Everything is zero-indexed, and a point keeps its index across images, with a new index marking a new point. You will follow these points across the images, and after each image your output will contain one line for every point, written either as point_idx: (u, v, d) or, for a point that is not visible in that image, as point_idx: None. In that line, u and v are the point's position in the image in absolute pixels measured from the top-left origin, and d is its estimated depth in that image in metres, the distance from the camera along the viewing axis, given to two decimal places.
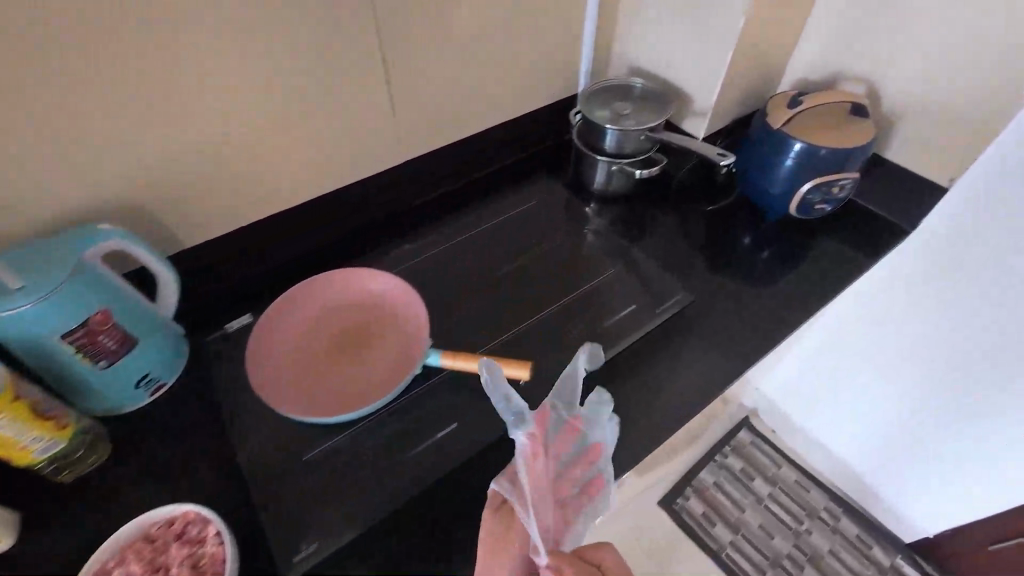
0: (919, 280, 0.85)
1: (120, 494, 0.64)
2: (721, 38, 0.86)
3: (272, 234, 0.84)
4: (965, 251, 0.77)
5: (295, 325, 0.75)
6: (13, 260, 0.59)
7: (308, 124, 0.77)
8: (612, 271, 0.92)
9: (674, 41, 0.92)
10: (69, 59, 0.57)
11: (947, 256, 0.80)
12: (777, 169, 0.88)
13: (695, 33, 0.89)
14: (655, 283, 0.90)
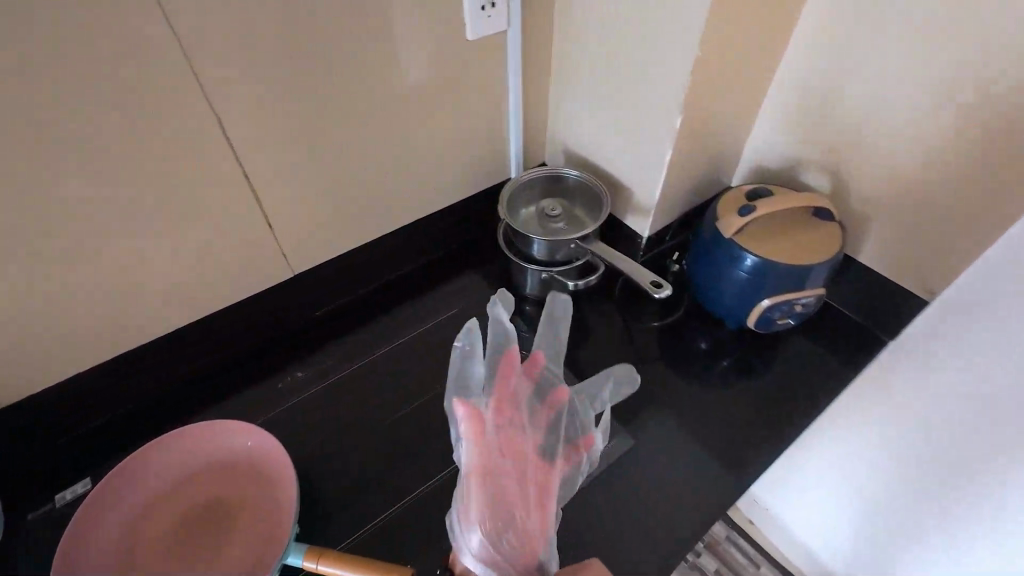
0: (934, 388, 0.64)
1: None
2: (685, 52, 0.63)
3: (126, 374, 0.69)
4: (962, 340, 0.59)
5: (142, 497, 0.61)
6: None
7: (148, 247, 0.62)
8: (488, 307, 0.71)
9: (628, 58, 0.70)
10: None
11: (971, 362, 0.58)
12: (729, 282, 0.76)
13: (655, 40, 0.66)
14: (490, 312, 0.69)
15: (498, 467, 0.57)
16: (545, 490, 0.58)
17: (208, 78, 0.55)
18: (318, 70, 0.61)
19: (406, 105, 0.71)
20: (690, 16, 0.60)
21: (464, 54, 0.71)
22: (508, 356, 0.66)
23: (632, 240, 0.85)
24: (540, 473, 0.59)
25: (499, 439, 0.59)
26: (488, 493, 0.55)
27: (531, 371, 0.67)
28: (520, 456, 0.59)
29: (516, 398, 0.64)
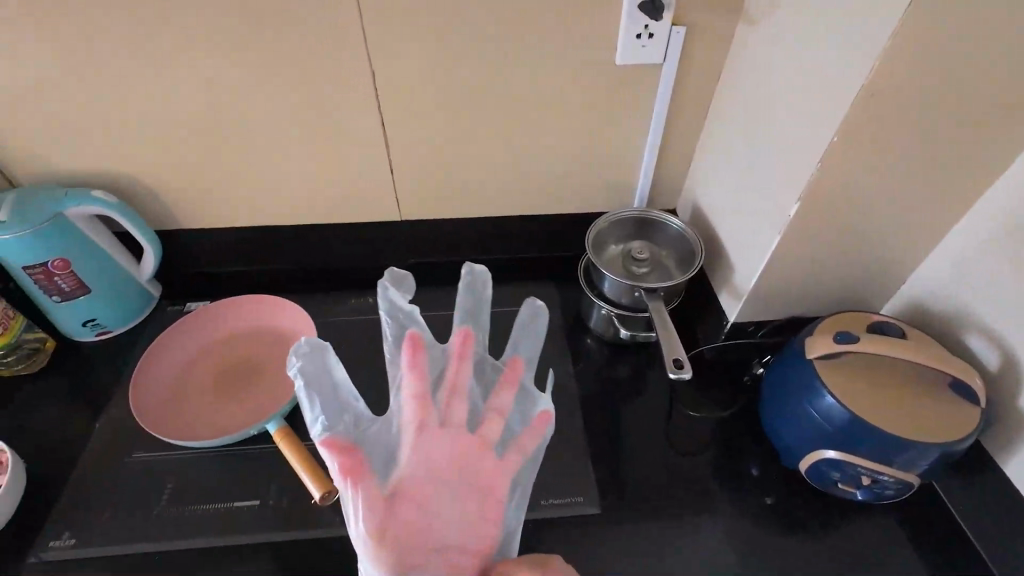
0: None
1: (22, 400, 0.76)
2: (820, 124, 0.54)
3: (255, 245, 0.88)
4: None
5: (220, 334, 0.80)
6: (21, 195, 0.71)
7: (297, 156, 0.77)
8: (380, 298, 0.61)
9: (771, 119, 0.63)
10: (83, 57, 0.65)
11: None
12: (795, 411, 0.63)
13: (800, 105, 0.57)
14: (382, 303, 0.61)
15: (409, 489, 0.54)
16: (474, 503, 0.55)
17: (376, 40, 0.66)
18: (464, 55, 0.69)
19: (536, 107, 0.75)
20: (838, 82, 0.52)
21: (608, 75, 0.72)
22: (410, 349, 0.59)
23: (716, 318, 0.78)
24: (468, 479, 0.56)
25: (412, 457, 0.56)
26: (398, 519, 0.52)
27: (463, 355, 0.62)
28: (439, 471, 0.55)
29: (440, 397, 0.60)
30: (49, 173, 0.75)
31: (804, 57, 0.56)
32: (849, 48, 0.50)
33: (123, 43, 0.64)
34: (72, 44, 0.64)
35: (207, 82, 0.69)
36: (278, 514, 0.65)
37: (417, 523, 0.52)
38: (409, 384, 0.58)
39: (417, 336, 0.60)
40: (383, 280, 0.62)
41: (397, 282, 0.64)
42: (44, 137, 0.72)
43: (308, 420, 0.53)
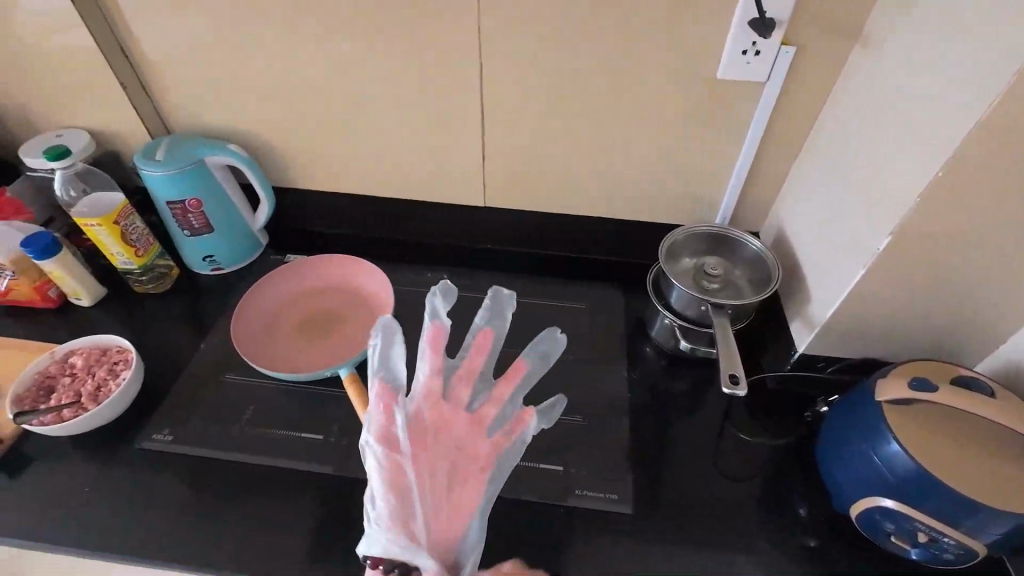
0: None
1: (147, 314, 0.89)
2: (927, 158, 0.52)
3: (353, 211, 0.97)
4: None
5: (309, 284, 0.89)
6: (173, 141, 0.84)
7: (402, 134, 0.85)
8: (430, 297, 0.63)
9: (874, 150, 0.61)
10: (243, 29, 0.76)
11: None
12: (853, 453, 0.60)
13: (908, 136, 0.55)
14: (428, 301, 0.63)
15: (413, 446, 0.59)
16: (463, 476, 0.60)
17: (489, 34, 0.72)
18: (568, 55, 0.72)
19: (630, 113, 0.77)
20: (952, 115, 0.49)
21: (707, 88, 0.72)
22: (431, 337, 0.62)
23: (785, 347, 0.76)
24: (463, 453, 0.61)
25: (419, 421, 0.61)
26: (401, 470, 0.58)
27: (483, 350, 0.64)
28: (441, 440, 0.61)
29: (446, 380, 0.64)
30: (197, 125, 0.88)
31: (919, 88, 0.54)
32: (972, 82, 0.48)
33: (275, 19, 0.74)
34: (234, 16, 0.74)
35: (337, 60, 0.77)
36: (339, 450, 0.72)
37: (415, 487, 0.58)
38: (428, 363, 0.62)
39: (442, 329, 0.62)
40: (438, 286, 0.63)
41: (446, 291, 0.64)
42: (199, 94, 0.84)
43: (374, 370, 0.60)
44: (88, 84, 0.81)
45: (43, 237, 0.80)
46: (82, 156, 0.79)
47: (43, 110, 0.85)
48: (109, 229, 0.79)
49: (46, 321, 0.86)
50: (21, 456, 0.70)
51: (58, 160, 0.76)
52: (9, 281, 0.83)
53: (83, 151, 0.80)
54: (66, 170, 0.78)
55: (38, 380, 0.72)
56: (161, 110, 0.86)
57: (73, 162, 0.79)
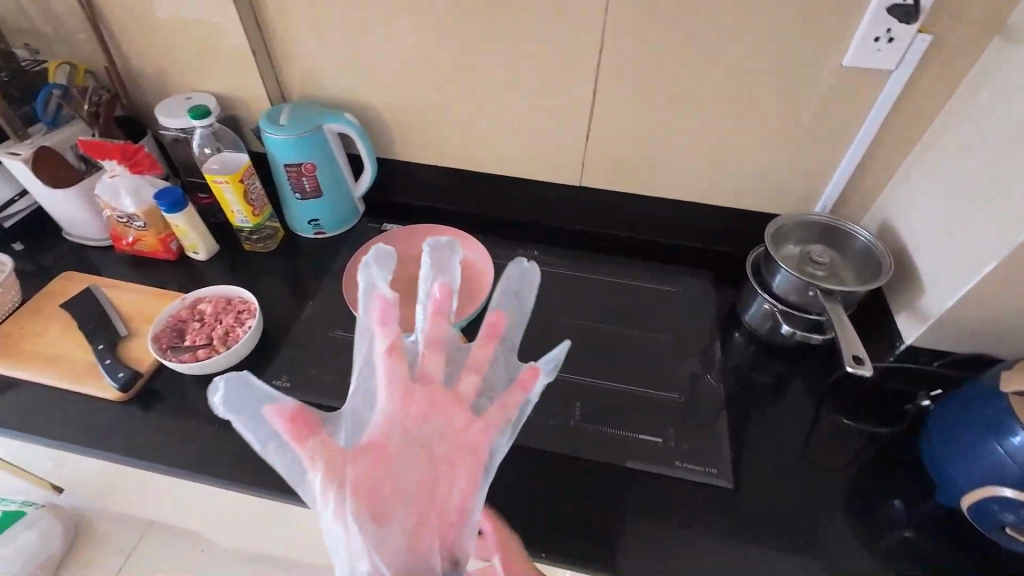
0: None
1: (256, 270, 0.94)
2: None
3: (448, 185, 1.00)
4: None
5: (409, 252, 0.92)
6: (293, 107, 0.88)
7: (510, 110, 0.87)
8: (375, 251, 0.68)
9: (1011, 142, 0.60)
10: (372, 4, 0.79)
11: None
12: (971, 447, 0.60)
13: None
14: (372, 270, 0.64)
15: (378, 452, 0.54)
16: (476, 438, 0.56)
17: (615, 14, 0.73)
18: (691, 39, 0.73)
19: (743, 98, 0.77)
20: None
21: (830, 75, 0.72)
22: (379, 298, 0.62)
23: (889, 340, 0.76)
24: (453, 424, 0.57)
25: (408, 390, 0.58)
26: (373, 482, 0.52)
27: (388, 320, 0.61)
28: (417, 425, 0.56)
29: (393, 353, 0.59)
30: (313, 94, 0.92)
31: None
32: None
33: None
34: None
35: (460, 36, 0.80)
36: None
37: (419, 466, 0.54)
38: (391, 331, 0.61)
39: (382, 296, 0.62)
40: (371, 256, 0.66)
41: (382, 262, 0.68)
42: (320, 64, 0.88)
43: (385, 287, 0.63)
44: (221, 49, 0.86)
45: (176, 190, 0.85)
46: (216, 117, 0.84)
47: (174, 73, 0.91)
48: (235, 187, 0.84)
49: (166, 270, 0.92)
50: (155, 390, 0.76)
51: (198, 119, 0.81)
52: (137, 231, 0.89)
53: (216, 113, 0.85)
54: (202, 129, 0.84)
55: (170, 322, 0.78)
56: (283, 78, 0.90)
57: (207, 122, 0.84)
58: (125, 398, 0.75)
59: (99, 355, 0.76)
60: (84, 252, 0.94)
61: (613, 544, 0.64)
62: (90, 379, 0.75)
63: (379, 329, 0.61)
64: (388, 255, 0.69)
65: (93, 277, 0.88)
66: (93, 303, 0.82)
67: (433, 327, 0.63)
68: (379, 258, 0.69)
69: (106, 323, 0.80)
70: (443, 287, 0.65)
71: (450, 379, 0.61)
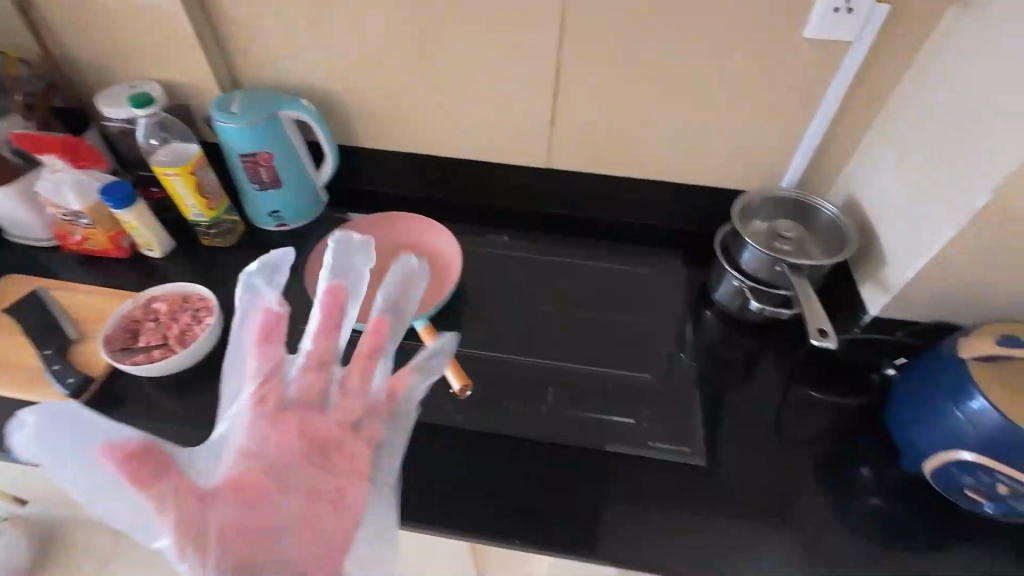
0: None
1: (215, 265, 0.90)
2: None
3: (413, 172, 0.97)
4: None
5: (375, 241, 0.89)
6: (245, 93, 0.84)
7: (473, 92, 0.84)
8: (269, 256, 0.55)
9: (967, 112, 0.61)
10: None
11: None
12: (934, 415, 0.61)
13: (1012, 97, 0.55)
14: (260, 282, 0.54)
15: (244, 492, 0.46)
16: (364, 460, 0.50)
17: None
18: (654, 13, 0.71)
19: (718, 83, 0.77)
20: None
21: (792, 48, 0.72)
22: (264, 314, 0.52)
23: (855, 312, 0.77)
24: (336, 450, 0.50)
25: (285, 418, 0.49)
26: (244, 528, 0.44)
27: (270, 338, 0.51)
28: (295, 458, 0.48)
29: (268, 378, 0.50)
30: (266, 80, 0.88)
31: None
32: None
33: None
34: None
35: (417, 15, 0.77)
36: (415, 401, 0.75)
37: (294, 502, 0.47)
38: (270, 353, 0.51)
39: (271, 310, 0.52)
40: (259, 262, 0.54)
41: (270, 270, 0.55)
42: (272, 47, 0.83)
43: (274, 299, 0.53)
44: (162, 33, 0.81)
45: (123, 184, 0.80)
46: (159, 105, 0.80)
47: (114, 59, 0.85)
48: (184, 178, 0.80)
49: (120, 270, 0.88)
50: (111, 394, 0.73)
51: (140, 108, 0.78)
52: (85, 229, 0.84)
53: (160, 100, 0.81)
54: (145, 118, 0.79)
55: (124, 323, 0.74)
56: (233, 62, 0.86)
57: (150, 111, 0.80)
58: (79, 404, 0.71)
59: (48, 361, 0.72)
60: (29, 252, 0.89)
61: (590, 528, 0.64)
62: (40, 386, 0.72)
63: (256, 350, 0.51)
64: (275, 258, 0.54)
65: (39, 279, 0.83)
66: (39, 307, 0.78)
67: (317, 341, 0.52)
68: (266, 266, 0.54)
69: (55, 327, 0.76)
70: (330, 290, 0.52)
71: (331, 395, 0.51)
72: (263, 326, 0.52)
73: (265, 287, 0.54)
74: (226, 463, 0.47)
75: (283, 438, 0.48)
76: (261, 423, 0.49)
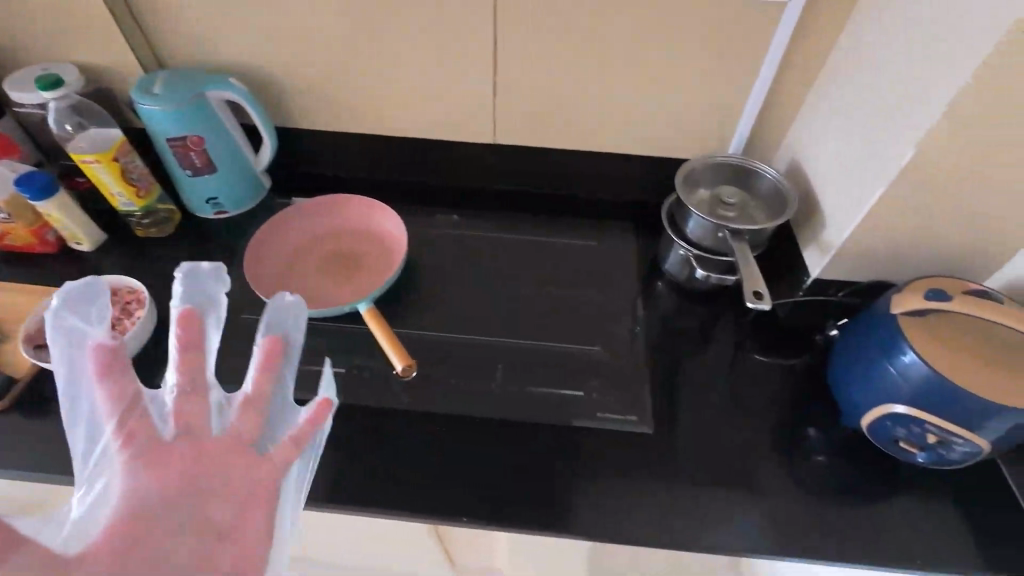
0: None
1: (151, 257, 0.87)
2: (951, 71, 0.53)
3: (358, 152, 0.94)
4: None
5: (319, 224, 0.87)
6: (168, 73, 0.80)
7: (410, 66, 0.82)
8: (75, 285, 0.49)
9: (896, 69, 0.61)
10: None
11: None
12: (869, 371, 0.62)
13: (934, 52, 0.55)
14: (80, 314, 0.48)
15: (129, 529, 0.42)
16: (268, 471, 0.49)
17: None
18: None
19: (658, 50, 0.76)
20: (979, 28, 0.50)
21: (728, 10, 0.71)
22: (97, 347, 0.47)
23: (798, 274, 0.78)
24: (231, 469, 0.47)
25: (161, 452, 0.47)
26: (134, 560, 0.40)
27: (116, 370, 0.48)
28: (182, 484, 0.45)
29: (128, 415, 0.47)
30: (192, 59, 0.83)
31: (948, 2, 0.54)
32: None
33: None
34: None
35: None
36: (363, 385, 0.73)
37: (190, 525, 0.43)
38: (117, 387, 0.47)
39: (104, 343, 0.48)
40: (72, 287, 0.49)
41: (88, 300, 0.49)
42: (194, 23, 0.79)
43: (99, 329, 0.48)
44: (72, 10, 0.76)
45: (40, 176, 0.75)
46: (73, 87, 0.76)
47: (23, 41, 0.80)
48: (106, 166, 0.76)
49: (48, 265, 0.84)
50: (40, 394, 0.70)
51: (48, 91, 0.74)
52: (4, 223, 0.79)
53: (74, 82, 0.77)
54: (59, 101, 0.76)
55: (47, 320, 0.71)
56: (154, 41, 0.81)
57: (62, 94, 0.76)
58: (4, 405, 0.68)
59: None
60: None
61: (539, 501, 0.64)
62: None
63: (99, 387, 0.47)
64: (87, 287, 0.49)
65: None
66: None
67: (184, 374, 0.51)
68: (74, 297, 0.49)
69: None
70: (182, 315, 0.52)
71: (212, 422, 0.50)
72: (99, 361, 0.47)
73: (85, 318, 0.49)
74: (104, 511, 0.43)
75: (159, 471, 0.46)
76: (134, 466, 0.46)
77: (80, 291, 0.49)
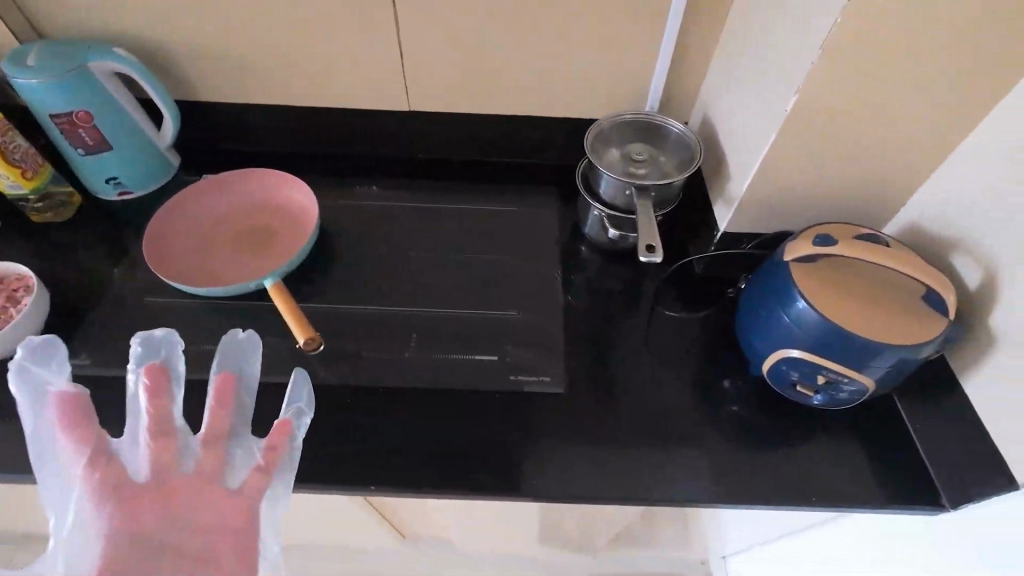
0: None
1: (52, 243, 0.82)
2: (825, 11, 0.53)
3: (269, 124, 0.91)
4: None
5: (229, 200, 0.83)
6: (46, 45, 0.75)
7: (310, 29, 0.78)
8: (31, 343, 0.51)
9: (783, 15, 0.61)
10: None
11: None
12: (767, 320, 0.63)
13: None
14: (42, 371, 0.50)
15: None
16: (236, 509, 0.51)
17: None
18: None
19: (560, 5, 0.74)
20: None
21: None
22: (64, 399, 0.50)
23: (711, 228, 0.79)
24: (201, 510, 0.50)
25: (131, 497, 0.49)
26: None
27: (80, 421, 0.50)
28: (155, 530, 0.48)
29: (97, 466, 0.49)
30: (75, 29, 0.78)
31: None
32: None
33: None
34: None
35: None
36: (276, 362, 0.71)
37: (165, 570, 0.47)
38: (82, 437, 0.49)
39: (70, 394, 0.50)
40: (32, 347, 0.50)
41: (48, 356, 0.51)
42: None
43: (61, 381, 0.51)
44: None
45: None
46: None
47: None
48: None
49: None
50: None
51: None
52: None
53: None
54: None
55: None
56: (28, 10, 0.76)
57: None
58: None
59: None
60: None
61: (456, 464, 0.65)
62: None
63: (66, 437, 0.49)
64: (48, 343, 0.51)
65: None
66: None
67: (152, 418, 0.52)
68: (35, 352, 0.51)
69: None
70: (148, 369, 0.52)
71: (183, 462, 0.52)
72: (62, 414, 0.49)
73: (47, 372, 0.51)
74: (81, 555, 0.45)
75: (131, 515, 0.48)
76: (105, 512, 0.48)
77: (35, 349, 0.51)
